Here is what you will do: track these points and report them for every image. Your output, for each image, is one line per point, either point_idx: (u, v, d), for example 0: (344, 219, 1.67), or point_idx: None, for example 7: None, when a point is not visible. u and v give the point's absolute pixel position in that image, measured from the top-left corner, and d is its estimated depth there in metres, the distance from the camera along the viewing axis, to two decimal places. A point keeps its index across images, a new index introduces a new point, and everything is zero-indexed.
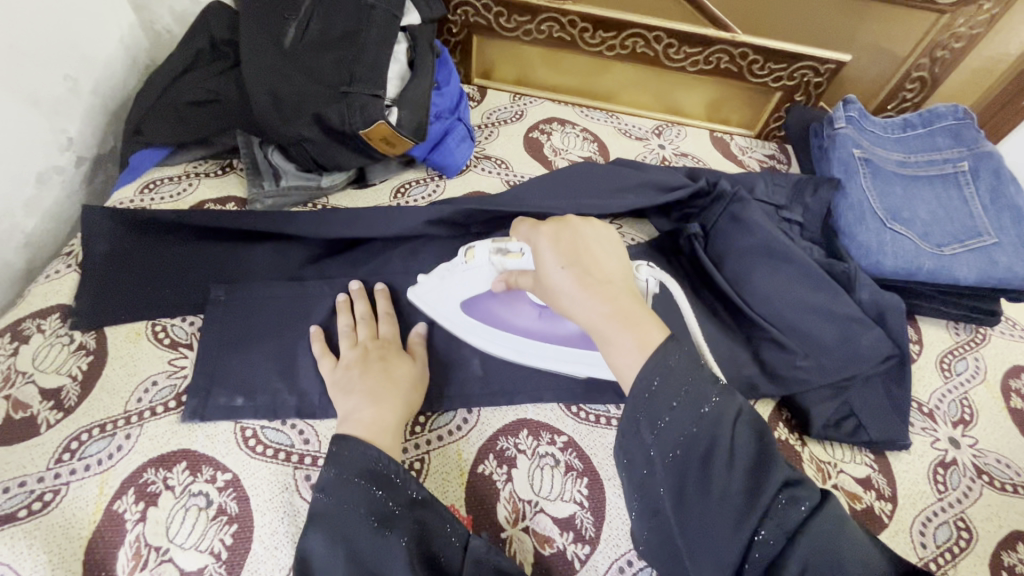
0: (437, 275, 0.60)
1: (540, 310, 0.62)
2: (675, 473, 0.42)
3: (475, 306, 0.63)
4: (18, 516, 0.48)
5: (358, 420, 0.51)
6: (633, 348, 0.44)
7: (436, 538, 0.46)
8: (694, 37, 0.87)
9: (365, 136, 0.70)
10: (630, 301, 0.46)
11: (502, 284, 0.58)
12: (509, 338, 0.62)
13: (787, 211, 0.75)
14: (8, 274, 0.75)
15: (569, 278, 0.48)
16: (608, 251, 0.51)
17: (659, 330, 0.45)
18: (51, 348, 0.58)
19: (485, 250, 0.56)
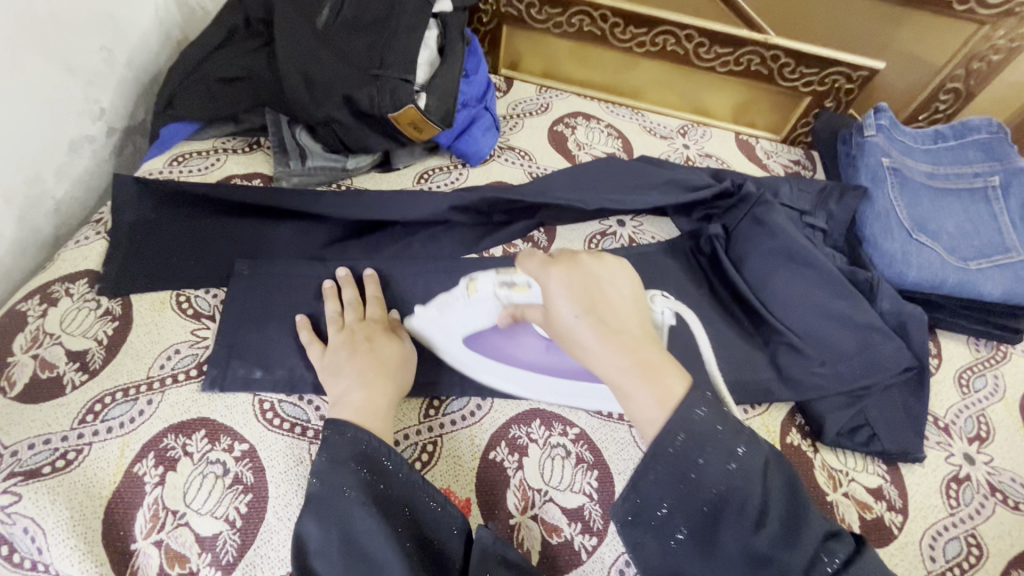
0: (436, 307, 0.59)
1: (546, 343, 0.61)
2: (699, 525, 0.43)
3: (479, 341, 0.62)
4: (42, 472, 0.49)
5: (348, 404, 0.52)
6: (654, 405, 0.43)
7: (428, 522, 0.47)
8: (726, 37, 0.86)
9: (394, 120, 0.71)
10: (648, 351, 0.45)
11: (508, 317, 0.57)
12: (518, 375, 0.61)
13: (810, 216, 0.75)
14: (38, 238, 0.77)
15: (587, 327, 0.45)
16: (623, 291, 0.48)
17: (679, 382, 0.44)
18: (78, 311, 0.60)
19: (488, 283, 0.56)
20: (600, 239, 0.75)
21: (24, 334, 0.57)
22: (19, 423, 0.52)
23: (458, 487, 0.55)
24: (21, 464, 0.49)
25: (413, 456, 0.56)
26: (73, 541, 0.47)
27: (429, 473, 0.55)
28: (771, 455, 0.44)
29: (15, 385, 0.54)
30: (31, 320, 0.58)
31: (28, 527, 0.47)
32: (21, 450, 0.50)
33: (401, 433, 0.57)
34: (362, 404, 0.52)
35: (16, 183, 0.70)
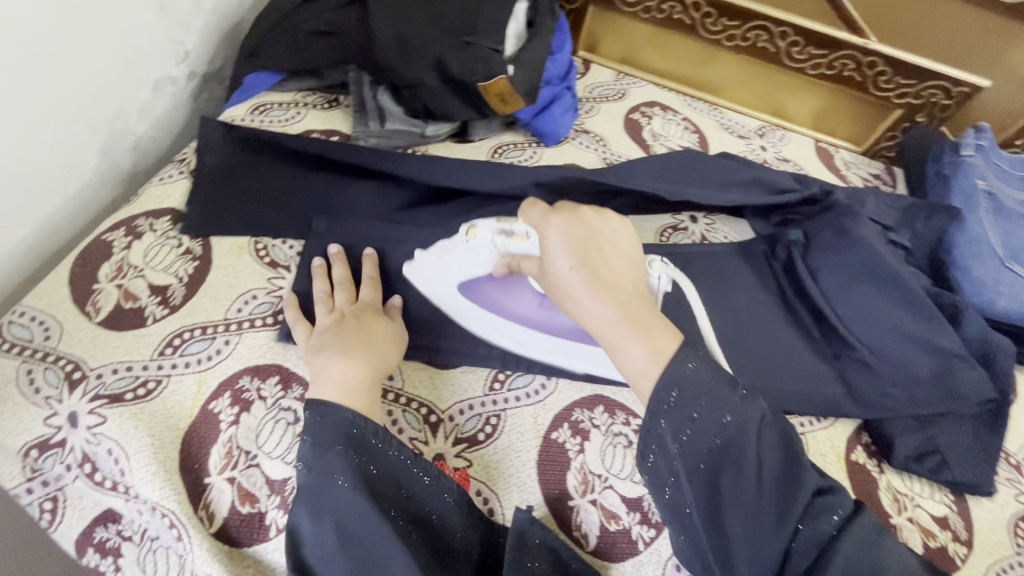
0: (437, 253, 0.61)
1: (540, 300, 0.62)
2: (709, 490, 0.44)
3: (475, 290, 0.62)
4: (126, 397, 0.51)
5: (329, 377, 0.50)
6: (643, 355, 0.46)
7: (421, 497, 0.48)
8: (824, 38, 0.84)
9: (483, 90, 0.70)
10: (639, 306, 0.48)
11: (504, 267, 0.58)
12: (509, 327, 0.61)
13: (894, 232, 0.71)
14: (116, 173, 0.78)
15: (580, 279, 0.49)
16: (620, 250, 0.52)
17: (671, 337, 0.47)
18: (160, 247, 0.60)
19: (487, 229, 0.58)
20: (670, 233, 0.75)
21: (109, 264, 0.58)
22: (102, 348, 0.53)
23: (519, 463, 0.55)
24: (105, 388, 0.51)
25: (477, 428, 0.56)
26: (154, 467, 0.48)
27: (493, 445, 0.55)
28: (767, 414, 0.46)
29: (99, 311, 0.55)
30: (115, 251, 0.59)
31: (112, 449, 0.49)
32: (104, 373, 0.51)
33: (465, 404, 0.57)
34: (348, 380, 0.50)
35: (104, 115, 0.71)
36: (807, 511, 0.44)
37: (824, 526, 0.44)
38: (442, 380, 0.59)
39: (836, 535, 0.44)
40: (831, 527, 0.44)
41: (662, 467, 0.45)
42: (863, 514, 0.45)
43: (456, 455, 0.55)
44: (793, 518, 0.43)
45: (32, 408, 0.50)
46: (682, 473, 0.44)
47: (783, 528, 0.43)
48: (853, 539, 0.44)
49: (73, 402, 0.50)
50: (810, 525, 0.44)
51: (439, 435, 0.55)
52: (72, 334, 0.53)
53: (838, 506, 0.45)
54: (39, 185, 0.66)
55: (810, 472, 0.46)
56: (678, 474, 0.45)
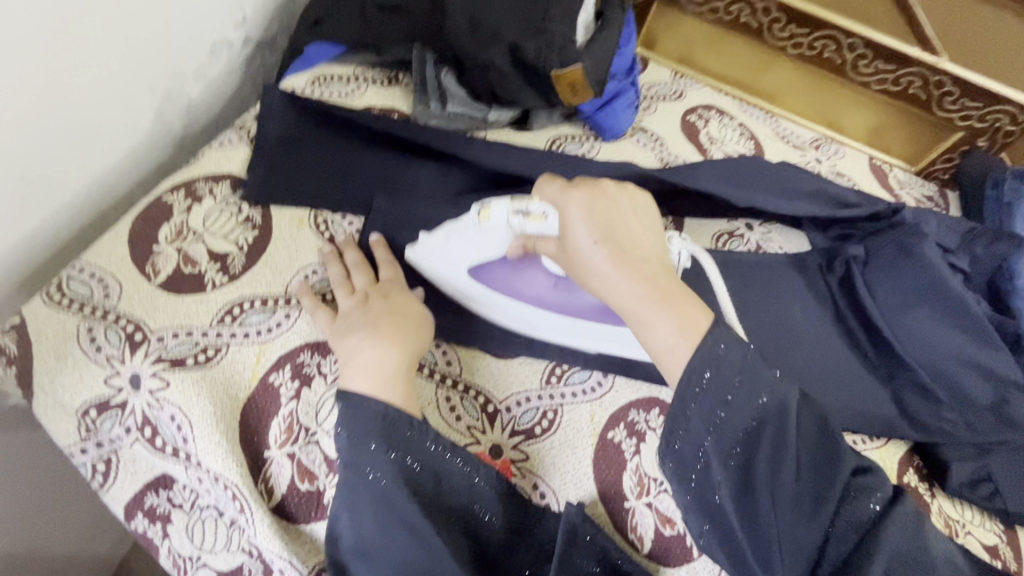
0: (443, 234, 0.58)
1: (555, 281, 0.59)
2: (744, 476, 0.44)
3: (484, 272, 0.59)
4: (187, 363, 0.50)
5: (362, 363, 0.48)
6: (671, 330, 0.45)
7: (460, 488, 0.47)
8: (893, 52, 0.82)
9: (556, 78, 0.68)
10: (665, 281, 0.48)
11: (519, 247, 0.56)
12: (523, 310, 0.59)
13: (954, 256, 0.71)
14: (167, 137, 0.69)
15: (605, 254, 0.48)
16: (644, 227, 0.51)
17: (699, 313, 0.46)
18: (220, 213, 0.59)
19: (503, 208, 0.54)
20: (726, 239, 0.74)
21: (169, 225, 0.57)
22: (163, 311, 0.52)
23: (575, 460, 0.54)
24: (167, 351, 0.50)
25: (533, 421, 0.55)
26: (217, 437, 0.47)
27: (549, 440, 0.55)
28: (800, 398, 0.46)
29: (159, 274, 0.54)
30: (175, 213, 0.58)
31: (175, 415, 0.48)
32: (165, 336, 0.51)
33: (522, 396, 0.57)
34: (387, 368, 0.48)
35: (161, 73, 0.63)
36: (842, 493, 0.44)
37: (865, 511, 0.43)
38: (499, 370, 0.58)
39: (876, 521, 0.43)
40: (874, 513, 0.43)
41: (692, 454, 0.45)
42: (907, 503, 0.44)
43: (512, 447, 0.54)
44: (832, 500, 0.43)
45: (94, 365, 0.49)
46: (715, 459, 0.44)
47: (820, 510, 0.43)
48: (900, 522, 0.43)
49: (136, 363, 0.49)
50: (849, 510, 0.43)
51: (496, 425, 0.55)
52: (132, 295, 0.52)
53: (875, 489, 0.44)
54: (89, 141, 0.58)
55: (845, 454, 0.45)
56: (708, 459, 0.44)
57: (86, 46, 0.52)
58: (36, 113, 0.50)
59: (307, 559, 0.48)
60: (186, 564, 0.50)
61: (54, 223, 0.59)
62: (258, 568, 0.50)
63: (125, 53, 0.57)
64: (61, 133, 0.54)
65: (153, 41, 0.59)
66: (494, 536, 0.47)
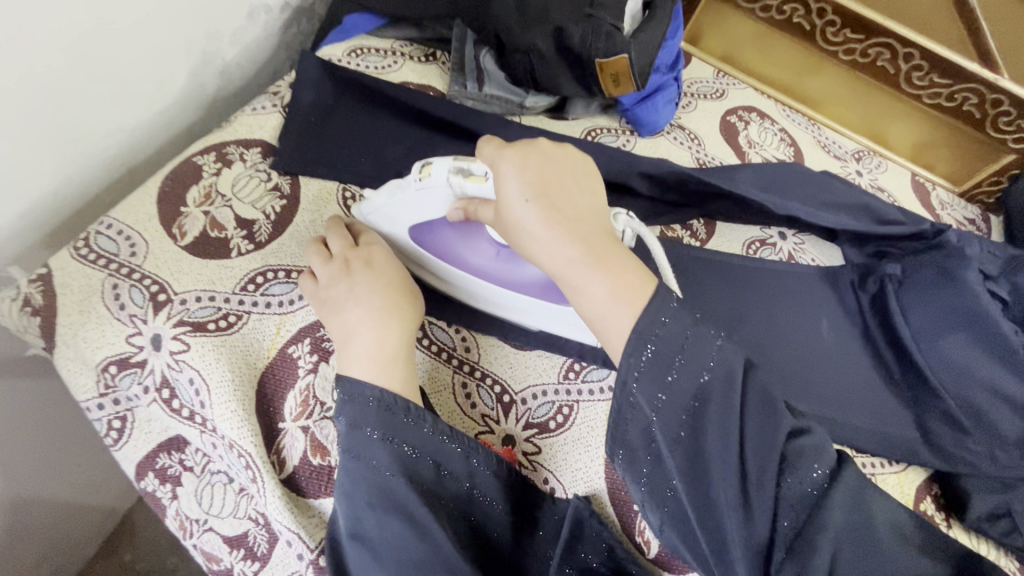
0: (387, 193, 0.52)
1: (496, 251, 0.54)
2: (704, 468, 0.41)
3: (426, 233, 0.55)
4: (208, 327, 0.50)
5: (363, 350, 0.46)
6: (606, 295, 0.41)
7: (460, 474, 0.46)
8: (952, 66, 0.78)
9: (599, 66, 0.66)
10: (600, 241, 0.43)
11: (459, 213, 0.50)
12: (463, 276, 0.56)
13: (993, 282, 0.67)
14: (199, 98, 0.67)
15: (534, 210, 0.43)
16: (580, 184, 0.46)
17: (641, 277, 0.42)
18: (249, 178, 0.58)
19: (443, 168, 0.48)
20: (759, 247, 0.72)
21: (197, 188, 0.56)
22: (187, 274, 0.51)
23: (588, 458, 0.53)
24: (189, 314, 0.50)
25: (548, 415, 0.55)
26: (234, 405, 0.48)
27: (562, 436, 0.54)
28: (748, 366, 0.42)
29: (185, 236, 0.53)
30: (205, 175, 0.57)
31: (193, 379, 0.48)
32: (188, 299, 0.50)
33: (539, 388, 0.56)
34: (388, 351, 0.47)
35: (199, 32, 0.61)
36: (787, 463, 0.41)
37: (807, 483, 0.41)
38: (518, 360, 0.57)
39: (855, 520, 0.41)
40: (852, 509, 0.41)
41: (639, 440, 0.42)
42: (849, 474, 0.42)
43: (525, 439, 0.54)
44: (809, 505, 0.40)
45: (116, 323, 0.49)
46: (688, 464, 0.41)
47: (768, 493, 0.40)
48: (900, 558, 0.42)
49: (158, 324, 0.49)
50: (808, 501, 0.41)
51: (510, 417, 0.54)
52: (157, 254, 0.52)
53: (815, 456, 0.42)
54: (121, 95, 0.56)
55: (785, 415, 0.42)
56: (657, 445, 0.42)
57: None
58: (67, 61, 0.49)
59: (315, 533, 0.48)
60: (192, 527, 0.50)
61: (83, 176, 0.58)
62: (264, 536, 0.50)
63: (163, 7, 0.55)
64: (93, 84, 0.53)
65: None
66: (500, 525, 0.46)
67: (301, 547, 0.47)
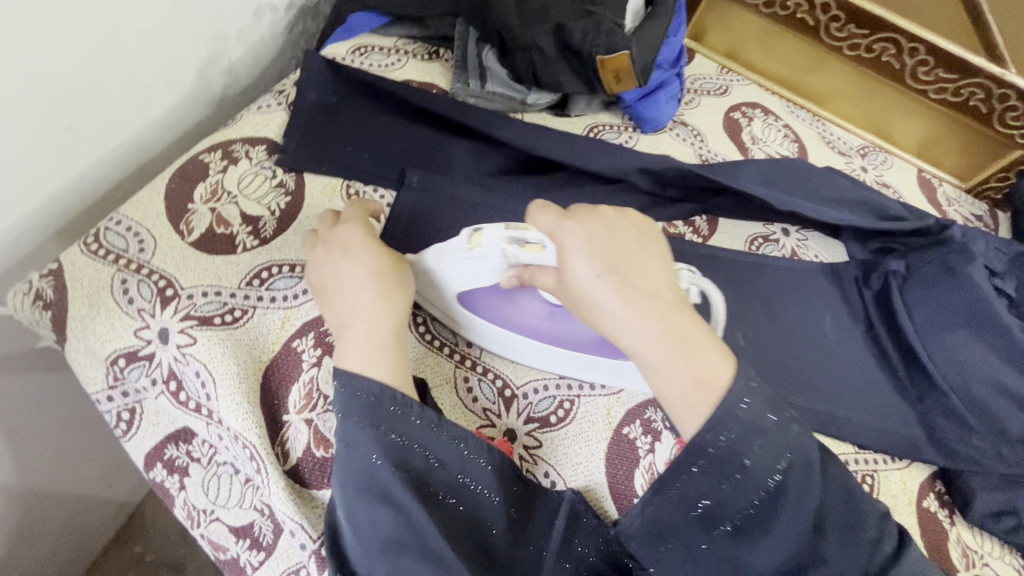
0: (431, 257, 0.52)
1: (551, 310, 0.54)
2: (697, 461, 0.41)
3: (474, 300, 0.55)
4: (215, 321, 0.51)
5: (353, 339, 0.46)
6: (686, 379, 0.41)
7: (450, 462, 0.45)
8: (957, 61, 0.77)
9: (601, 63, 0.66)
10: (682, 319, 0.42)
11: (514, 279, 0.50)
12: (514, 338, 0.56)
13: (999, 279, 0.66)
14: (206, 96, 0.68)
15: (610, 290, 0.42)
16: (649, 252, 0.45)
17: (719, 359, 0.42)
18: (255, 176, 0.59)
19: (496, 235, 0.47)
20: (762, 243, 0.72)
21: (204, 185, 0.57)
22: (194, 269, 0.52)
23: (588, 452, 0.54)
24: (195, 309, 0.51)
25: (549, 409, 0.55)
26: (238, 398, 0.48)
27: (562, 430, 0.54)
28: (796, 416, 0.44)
29: (192, 231, 0.54)
30: (211, 172, 0.58)
31: (200, 371, 0.49)
32: (195, 294, 0.51)
33: (539, 383, 0.56)
34: (365, 342, 0.46)
35: (205, 32, 0.62)
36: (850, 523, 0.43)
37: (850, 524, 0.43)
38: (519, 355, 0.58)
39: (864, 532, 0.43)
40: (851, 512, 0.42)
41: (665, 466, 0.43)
42: (833, 464, 0.45)
43: (526, 433, 0.54)
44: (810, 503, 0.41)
45: (125, 317, 0.50)
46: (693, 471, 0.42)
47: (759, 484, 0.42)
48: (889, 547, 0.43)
49: (165, 318, 0.50)
50: (802, 496, 0.42)
51: (511, 411, 0.55)
52: (165, 250, 0.53)
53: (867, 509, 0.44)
54: (130, 94, 0.57)
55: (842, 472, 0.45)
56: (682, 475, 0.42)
57: None
58: (76, 62, 0.50)
59: (317, 524, 0.48)
60: (200, 516, 0.52)
61: (93, 174, 0.59)
62: (269, 526, 0.51)
63: (171, 8, 0.56)
64: (104, 84, 0.54)
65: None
66: (497, 519, 0.46)
67: (303, 537, 0.48)
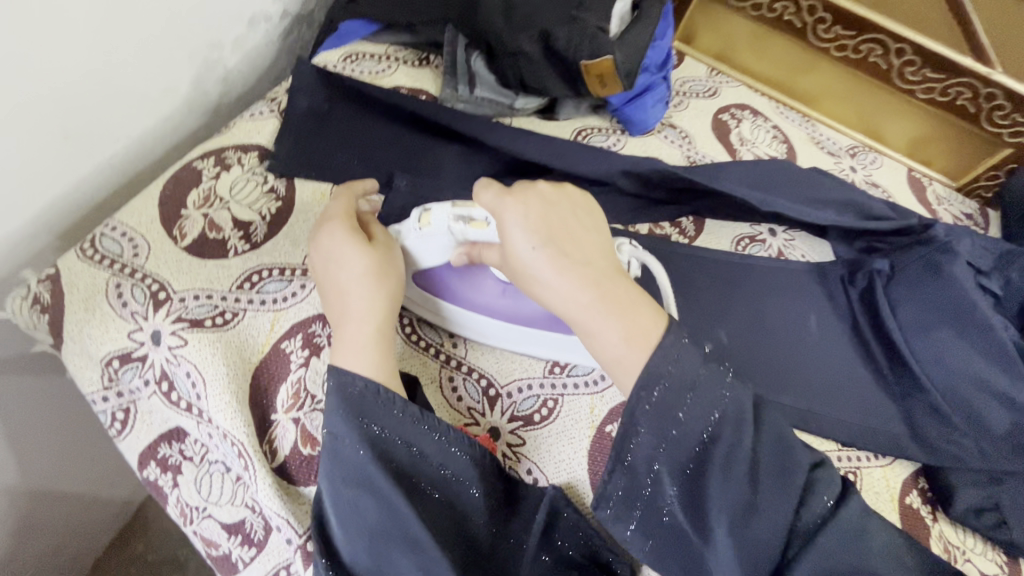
0: (391, 237, 0.55)
1: (503, 288, 0.55)
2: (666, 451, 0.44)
3: (432, 278, 0.57)
4: (206, 323, 0.52)
5: (349, 336, 0.48)
6: (618, 339, 0.44)
7: (431, 454, 0.47)
8: (944, 61, 0.78)
9: (584, 68, 0.68)
10: (613, 285, 0.45)
11: (463, 257, 0.52)
12: (471, 316, 0.57)
13: (985, 277, 0.67)
14: (202, 105, 0.70)
15: (545, 258, 0.45)
16: (584, 225, 0.48)
17: (650, 318, 0.45)
18: (246, 182, 0.60)
19: (442, 214, 0.50)
20: (748, 243, 0.73)
21: (197, 191, 0.58)
22: (186, 273, 0.54)
23: (571, 450, 0.55)
24: (187, 311, 0.52)
25: (532, 408, 0.56)
26: (228, 397, 0.50)
27: (546, 428, 0.55)
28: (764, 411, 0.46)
29: (185, 237, 0.56)
30: (204, 178, 0.59)
31: (190, 372, 0.51)
32: (187, 297, 0.53)
33: (523, 382, 0.57)
34: (356, 338, 0.48)
35: (200, 43, 0.63)
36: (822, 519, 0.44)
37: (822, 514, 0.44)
38: (504, 355, 0.59)
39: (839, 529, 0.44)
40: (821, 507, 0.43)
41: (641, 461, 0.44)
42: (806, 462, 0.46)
43: (510, 431, 0.55)
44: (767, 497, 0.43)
45: (119, 320, 0.52)
46: (664, 468, 0.44)
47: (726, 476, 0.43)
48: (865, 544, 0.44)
49: (157, 320, 0.52)
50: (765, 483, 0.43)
51: (495, 410, 0.56)
52: (158, 255, 0.54)
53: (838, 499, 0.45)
54: (127, 104, 0.59)
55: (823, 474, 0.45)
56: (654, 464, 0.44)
57: (121, 9, 0.52)
58: (74, 74, 0.52)
59: (303, 519, 0.50)
60: (192, 514, 0.53)
61: (92, 181, 0.61)
62: (258, 524, 0.52)
63: (166, 19, 0.58)
64: (101, 95, 0.56)
65: (194, 9, 0.60)
66: (477, 511, 0.47)
67: (290, 532, 0.49)
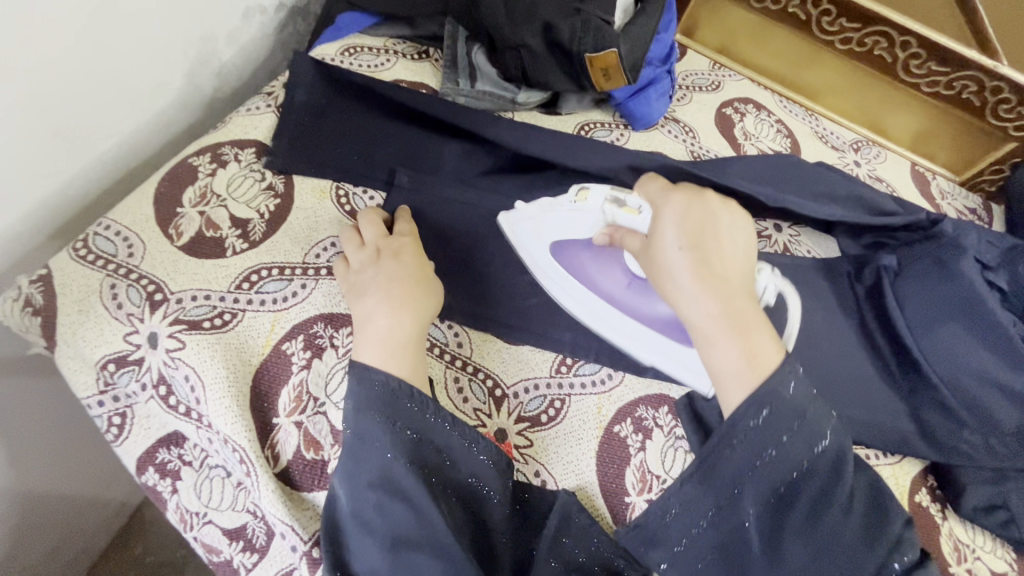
0: (540, 207, 0.60)
1: (630, 280, 0.60)
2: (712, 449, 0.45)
3: (565, 253, 0.62)
4: (204, 325, 0.51)
5: (372, 333, 0.48)
6: (736, 356, 0.45)
7: (461, 461, 0.46)
8: (950, 54, 0.77)
9: (588, 61, 0.66)
10: (743, 304, 0.47)
11: (605, 237, 0.58)
12: (590, 296, 0.60)
13: (992, 273, 0.66)
14: (196, 99, 0.68)
15: (686, 261, 0.48)
16: (737, 246, 0.50)
17: (771, 346, 0.45)
18: (243, 179, 0.59)
19: (600, 195, 0.57)
20: None
21: (193, 189, 0.57)
22: (183, 274, 0.52)
23: (578, 451, 0.54)
24: (184, 313, 0.51)
25: (540, 409, 0.55)
26: (228, 401, 0.49)
27: (553, 429, 0.55)
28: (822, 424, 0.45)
29: (181, 236, 0.54)
30: (200, 176, 0.58)
31: (189, 376, 0.50)
32: (184, 298, 0.52)
33: (530, 382, 0.56)
34: (380, 337, 0.48)
35: (194, 36, 0.62)
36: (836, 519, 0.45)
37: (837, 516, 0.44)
38: (510, 355, 0.57)
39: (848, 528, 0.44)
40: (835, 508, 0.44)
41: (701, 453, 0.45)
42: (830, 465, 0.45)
43: (516, 433, 0.54)
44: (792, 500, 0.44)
45: (114, 322, 0.50)
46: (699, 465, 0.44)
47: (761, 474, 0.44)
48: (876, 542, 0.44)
49: (154, 323, 0.51)
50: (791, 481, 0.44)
51: (502, 410, 0.55)
52: (154, 255, 0.53)
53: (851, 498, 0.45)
54: (120, 99, 0.58)
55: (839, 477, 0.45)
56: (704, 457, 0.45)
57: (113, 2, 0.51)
58: (66, 68, 0.50)
59: (309, 525, 0.49)
60: (192, 520, 0.52)
61: (84, 178, 0.59)
62: (262, 529, 0.51)
63: (159, 11, 0.56)
64: (93, 90, 0.54)
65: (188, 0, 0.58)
66: (495, 515, 0.47)
67: (294, 539, 0.48)
